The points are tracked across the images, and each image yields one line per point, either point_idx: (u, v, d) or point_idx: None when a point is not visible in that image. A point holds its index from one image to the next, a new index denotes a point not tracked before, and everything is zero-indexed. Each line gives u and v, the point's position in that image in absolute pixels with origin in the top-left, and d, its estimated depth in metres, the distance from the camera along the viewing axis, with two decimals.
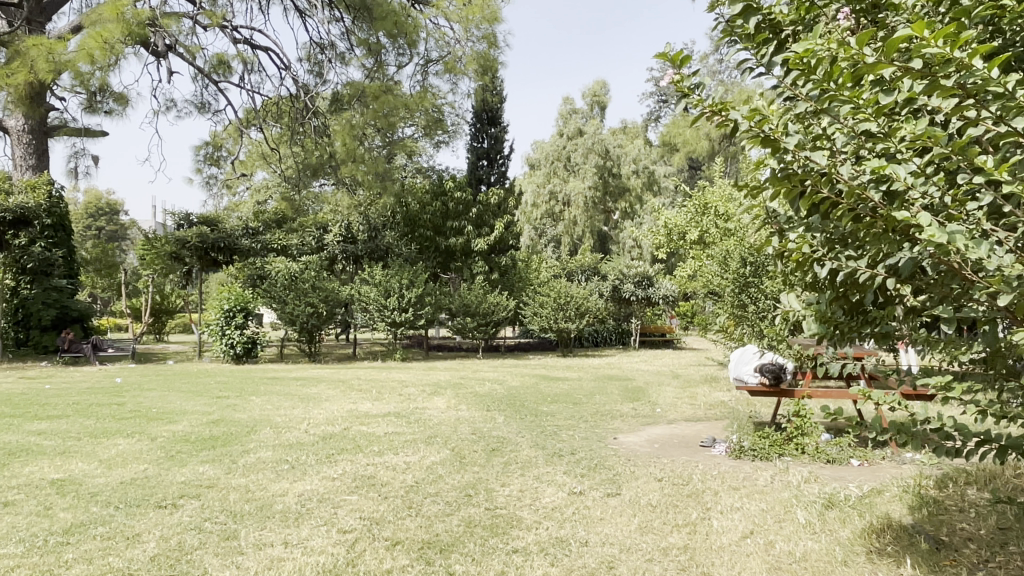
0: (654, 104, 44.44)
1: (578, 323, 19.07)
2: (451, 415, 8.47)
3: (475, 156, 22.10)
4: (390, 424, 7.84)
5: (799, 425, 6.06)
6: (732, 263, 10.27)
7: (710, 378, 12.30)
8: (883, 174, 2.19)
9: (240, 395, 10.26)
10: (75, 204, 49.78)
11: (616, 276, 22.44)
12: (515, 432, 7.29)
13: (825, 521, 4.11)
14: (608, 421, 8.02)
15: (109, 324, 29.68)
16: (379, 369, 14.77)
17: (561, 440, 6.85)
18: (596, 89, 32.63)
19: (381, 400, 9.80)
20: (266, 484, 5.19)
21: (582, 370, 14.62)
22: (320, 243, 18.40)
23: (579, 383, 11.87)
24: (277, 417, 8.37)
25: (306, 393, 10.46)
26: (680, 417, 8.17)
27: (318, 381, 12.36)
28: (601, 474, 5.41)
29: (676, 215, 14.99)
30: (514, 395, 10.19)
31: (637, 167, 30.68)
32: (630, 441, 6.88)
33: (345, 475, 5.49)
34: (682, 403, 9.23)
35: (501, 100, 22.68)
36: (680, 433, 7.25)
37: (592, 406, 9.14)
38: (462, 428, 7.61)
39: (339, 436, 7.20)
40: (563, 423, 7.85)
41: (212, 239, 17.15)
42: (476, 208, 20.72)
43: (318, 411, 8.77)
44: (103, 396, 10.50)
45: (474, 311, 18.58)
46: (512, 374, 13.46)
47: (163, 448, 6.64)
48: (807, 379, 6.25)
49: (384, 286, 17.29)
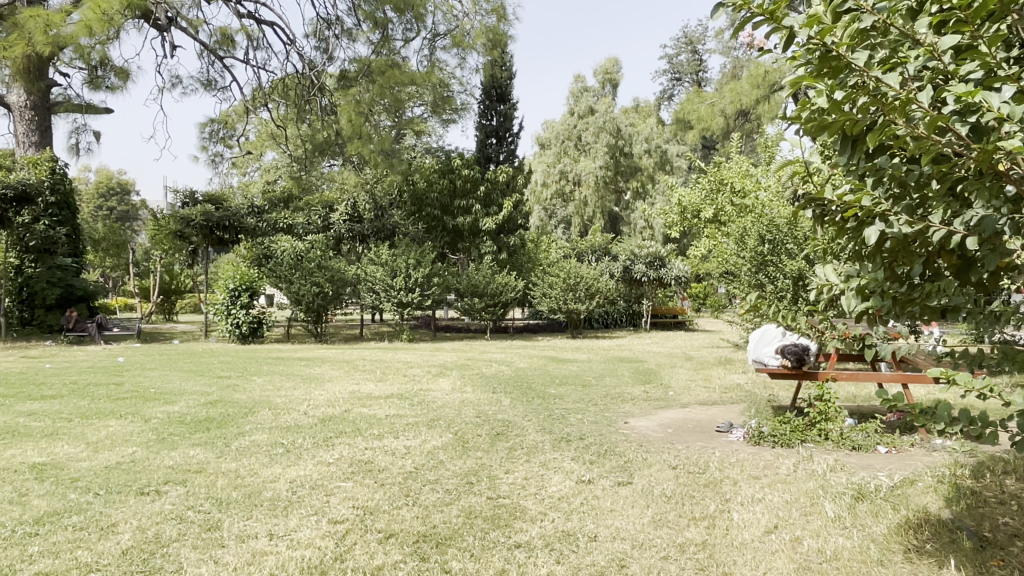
0: (667, 83, 43.69)
1: (588, 304, 18.71)
2: (456, 397, 8.20)
3: (484, 133, 21.68)
4: (392, 406, 7.57)
5: (823, 410, 5.74)
6: (750, 241, 9.89)
7: (724, 361, 11.95)
8: (975, 102, 1.79)
9: (241, 375, 10.02)
10: (85, 183, 49.68)
11: (627, 256, 22.06)
12: (522, 415, 7.00)
13: (855, 515, 3.78)
14: (619, 404, 7.70)
15: (118, 304, 29.66)
16: (385, 351, 14.51)
17: (570, 424, 6.54)
18: (608, 67, 32.05)
19: (384, 382, 9.54)
20: (258, 469, 4.92)
21: (592, 351, 14.31)
22: (326, 222, 18.10)
23: (589, 365, 11.56)
24: (277, 398, 8.10)
25: (309, 374, 10.20)
26: (694, 401, 7.84)
27: (322, 361, 12.11)
28: (612, 460, 5.10)
29: (689, 192, 14.57)
30: (522, 377, 9.89)
31: (649, 146, 30.14)
32: (642, 426, 6.56)
33: (342, 460, 5.20)
34: (696, 386, 8.90)
35: (511, 77, 22.20)
36: (695, 418, 6.93)
37: (602, 388, 8.83)
38: (466, 410, 7.32)
39: (339, 418, 6.92)
40: (572, 406, 7.54)
41: (217, 218, 16.88)
42: (485, 186, 20.33)
43: (320, 392, 8.50)
44: (102, 375, 10.29)
45: (482, 292, 18.25)
46: (520, 355, 13.16)
47: (156, 429, 6.39)
48: (833, 361, 5.90)
49: (390, 266, 16.99)
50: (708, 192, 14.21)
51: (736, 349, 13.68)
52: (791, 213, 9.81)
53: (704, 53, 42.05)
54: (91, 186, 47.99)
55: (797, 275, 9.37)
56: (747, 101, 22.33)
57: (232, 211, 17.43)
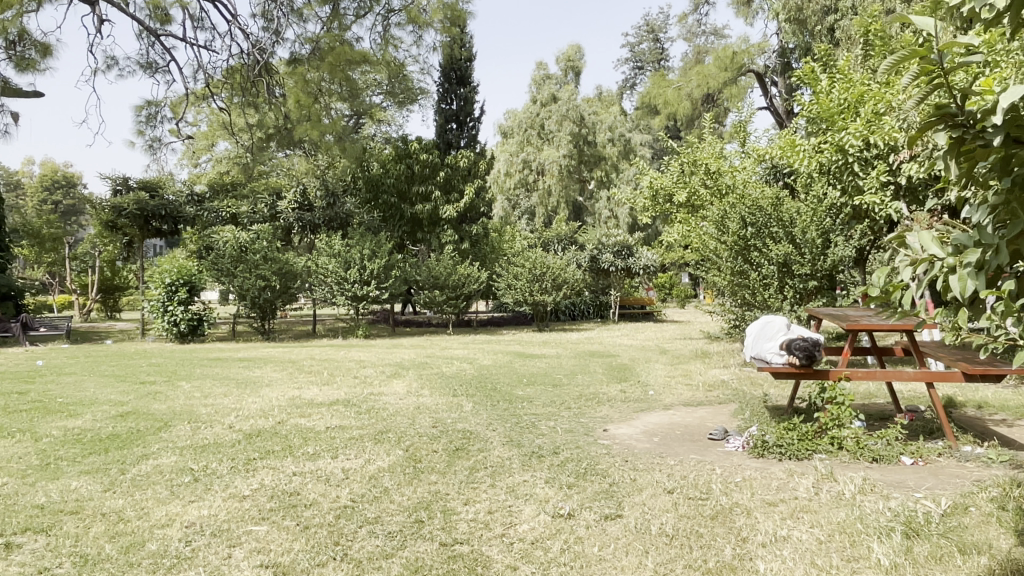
0: (630, 72, 43.02)
1: (555, 296, 17.83)
2: (410, 402, 7.22)
3: (443, 118, 20.61)
4: (336, 416, 6.55)
5: (835, 415, 4.94)
6: (730, 224, 9.04)
7: (702, 354, 11.18)
8: None
9: (169, 381, 8.90)
10: (27, 178, 47.44)
11: (594, 246, 21.24)
12: (485, 424, 6.06)
13: (915, 562, 2.93)
14: (596, 407, 6.81)
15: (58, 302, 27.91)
16: (339, 348, 13.38)
17: (542, 434, 5.62)
18: (570, 54, 31.11)
19: (332, 385, 8.49)
20: (147, 509, 3.88)
21: (560, 346, 13.44)
22: (273, 211, 16.88)
23: (558, 360, 10.64)
24: (205, 407, 7.04)
25: (247, 377, 9.12)
26: (678, 401, 6.99)
27: (265, 362, 10.98)
28: (594, 484, 4.19)
29: (661, 175, 13.71)
30: (485, 376, 8.95)
31: (613, 134, 29.37)
32: (623, 434, 5.69)
33: (260, 492, 4.20)
34: (677, 384, 8.06)
35: (472, 58, 21.16)
36: (684, 424, 6.05)
37: (575, 388, 7.92)
38: (421, 419, 6.35)
39: (269, 432, 5.88)
40: (542, 411, 6.62)
41: (153, 207, 15.52)
42: (444, 171, 19.22)
43: (254, 399, 7.44)
44: (9, 382, 9.01)
45: (443, 284, 17.21)
46: (483, 352, 12.24)
47: (42, 451, 5.27)
48: (846, 358, 5.06)
49: (343, 257, 15.86)
50: (681, 176, 13.40)
51: (713, 342, 12.94)
52: (775, 194, 9.02)
53: (666, 41, 41.46)
54: (33, 180, 45.70)
55: (783, 260, 8.56)
56: (714, 84, 21.70)
57: (171, 200, 16.11)
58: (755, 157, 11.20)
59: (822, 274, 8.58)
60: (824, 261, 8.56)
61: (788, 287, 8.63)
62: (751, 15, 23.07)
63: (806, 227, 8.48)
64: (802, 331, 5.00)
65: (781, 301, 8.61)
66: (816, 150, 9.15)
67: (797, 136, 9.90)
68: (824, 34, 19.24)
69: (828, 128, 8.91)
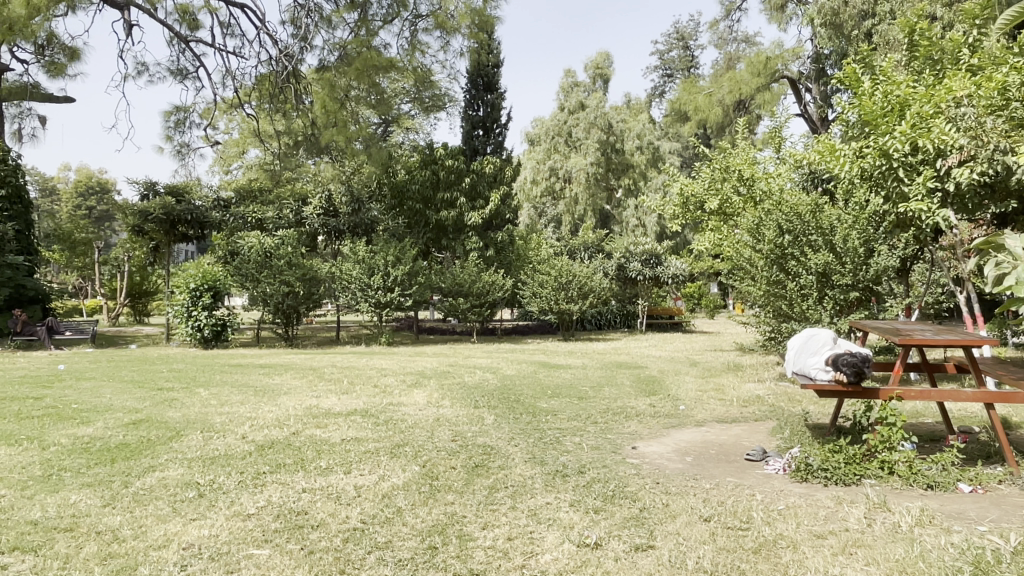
0: (658, 79, 42.63)
1: (581, 305, 17.48)
2: (430, 414, 6.95)
3: (469, 125, 20.44)
4: (353, 427, 6.30)
5: (885, 437, 4.58)
6: (767, 232, 8.65)
7: (733, 367, 10.79)
8: None
9: (186, 387, 8.73)
10: (62, 184, 48.22)
11: (621, 254, 20.90)
12: (507, 438, 5.77)
13: None
14: (625, 422, 6.49)
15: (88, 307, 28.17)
16: (361, 355, 13.18)
17: (568, 451, 5.32)
18: (598, 61, 30.84)
19: (351, 394, 8.26)
20: (145, 528, 3.65)
21: (586, 356, 13.10)
22: (299, 217, 16.77)
23: (584, 372, 10.32)
24: (219, 416, 6.84)
25: (264, 385, 8.92)
26: (710, 418, 6.64)
27: (286, 369, 10.80)
28: (623, 509, 3.88)
29: (692, 181, 13.33)
30: (508, 387, 8.66)
31: (641, 142, 29.04)
32: (653, 452, 5.36)
33: (266, 511, 3.94)
34: (709, 399, 7.69)
35: (499, 64, 20.97)
36: (718, 443, 5.71)
37: (602, 401, 7.60)
38: (440, 432, 6.08)
39: (282, 443, 5.64)
40: (566, 425, 6.31)
41: (179, 211, 15.48)
42: (470, 177, 18.98)
43: (270, 408, 7.23)
44: (27, 387, 8.91)
45: (467, 291, 16.97)
46: (507, 361, 11.95)
47: (48, 461, 5.09)
48: (897, 376, 4.70)
49: (367, 263, 15.70)
50: (713, 183, 13.01)
51: (744, 354, 12.53)
52: (813, 201, 8.64)
53: (696, 49, 41.02)
54: (67, 186, 46.37)
55: (823, 269, 8.17)
56: (746, 90, 21.35)
57: (197, 205, 16.08)
58: (789, 162, 10.81)
59: (864, 285, 8.20)
60: (866, 271, 8.20)
61: (827, 298, 8.24)
62: (784, 21, 22.60)
63: (848, 235, 8.10)
64: (850, 346, 4.64)
65: (821, 313, 8.21)
66: (856, 154, 8.76)
67: (834, 140, 9.51)
68: (861, 39, 18.77)
69: (870, 132, 8.52)
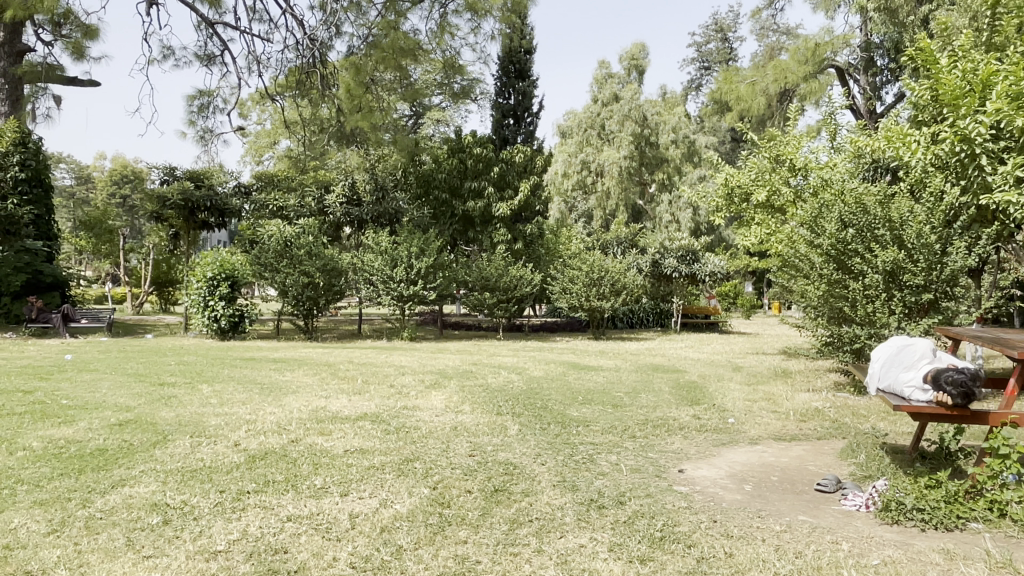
0: (695, 73, 41.45)
1: (613, 302, 16.62)
2: (449, 421, 6.25)
3: (500, 113, 19.74)
4: (361, 435, 5.62)
5: (995, 472, 3.72)
6: (827, 226, 7.85)
7: (781, 373, 9.92)
8: None
9: (189, 383, 8.11)
10: (98, 173, 48.44)
11: (656, 250, 20.02)
12: (533, 454, 5.04)
13: None
14: (668, 437, 5.70)
15: (121, 296, 28.37)
16: (380, 351, 12.50)
17: (604, 474, 4.56)
18: (634, 52, 29.83)
19: (364, 395, 7.58)
20: (85, 569, 2.95)
21: (618, 357, 12.28)
22: (321, 205, 16.18)
23: (617, 374, 9.55)
24: (216, 417, 6.19)
25: (273, 382, 8.28)
26: (765, 434, 5.85)
27: (299, 364, 10.15)
28: (676, 560, 3.12)
29: (739, 171, 12.44)
30: (535, 391, 7.92)
31: (677, 136, 28.08)
32: (704, 476, 4.60)
33: (238, 547, 3.24)
34: (761, 411, 6.86)
35: (531, 51, 20.16)
36: (779, 468, 4.90)
37: (639, 410, 6.84)
38: (458, 444, 5.36)
39: (278, 454, 4.96)
40: (600, 440, 5.54)
41: (198, 198, 14.98)
42: (499, 166, 18.17)
43: (272, 409, 6.57)
44: (24, 379, 8.37)
45: (494, 285, 16.23)
46: (534, 360, 11.20)
47: (8, 468, 4.46)
48: (1011, 398, 3.84)
49: (390, 255, 15.02)
50: (762, 173, 12.09)
51: (789, 360, 11.64)
52: (882, 191, 7.78)
53: (734, 41, 39.75)
54: (102, 176, 46.47)
55: (892, 267, 7.30)
56: (793, 80, 20.14)
57: (218, 192, 15.56)
58: (849, 150, 9.90)
59: (938, 286, 7.28)
60: (940, 270, 7.26)
61: (895, 300, 7.39)
62: (833, 7, 21.36)
63: (921, 230, 7.22)
64: (954, 361, 3.82)
65: (889, 317, 7.33)
66: (930, 140, 7.85)
67: (904, 125, 8.59)
68: (916, 26, 17.63)
69: (947, 112, 7.58)
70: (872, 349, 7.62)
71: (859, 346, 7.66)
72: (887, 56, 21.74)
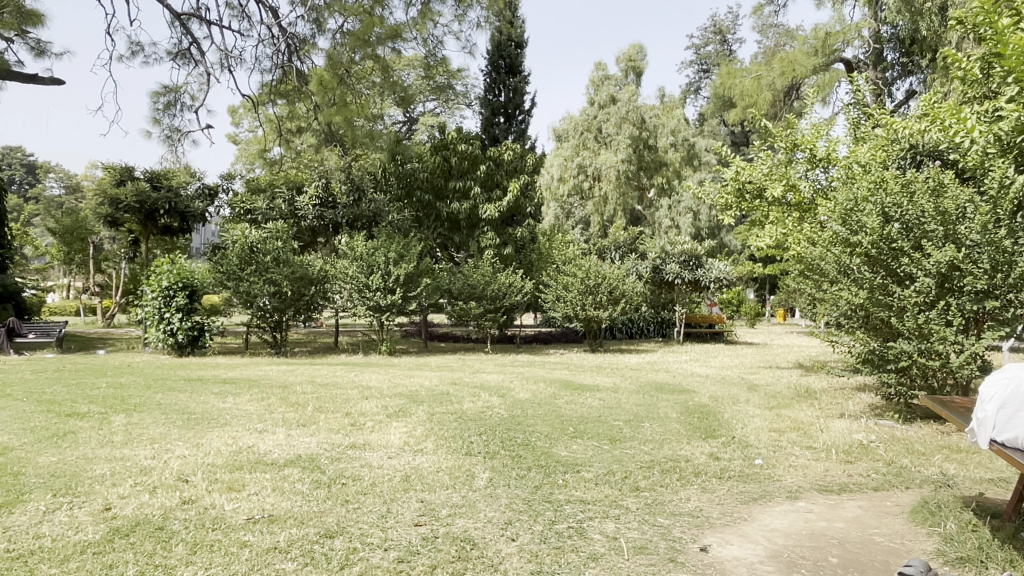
0: (694, 76, 40.23)
1: (611, 311, 15.30)
2: (404, 465, 4.98)
3: (490, 110, 18.48)
4: (278, 490, 4.30)
5: None
6: (866, 220, 6.56)
7: (804, 393, 8.61)
8: None
9: (104, 414, 6.78)
10: (85, 182, 47.11)
11: (657, 255, 18.70)
12: (500, 521, 3.74)
13: None
14: (681, 492, 4.36)
15: (101, 309, 27.19)
16: (351, 369, 11.14)
17: (596, 558, 3.24)
18: (632, 53, 28.55)
19: (309, 427, 6.27)
20: None
21: (617, 373, 10.96)
22: (293, 208, 14.91)
23: (618, 397, 8.24)
24: (104, 464, 4.87)
25: (204, 411, 6.96)
26: (805, 483, 4.56)
27: (251, 386, 8.81)
28: None
29: (750, 164, 11.17)
30: (517, 421, 6.60)
31: (676, 139, 26.85)
32: (736, 558, 3.31)
33: None
34: (792, 448, 5.54)
35: (522, 44, 18.86)
36: (837, 540, 3.58)
37: (643, 447, 5.54)
38: (403, 504, 4.04)
39: (152, 526, 3.65)
40: (593, 496, 4.23)
41: (156, 199, 13.74)
42: (486, 165, 16.86)
43: (183, 451, 5.25)
44: None
45: (480, 294, 14.93)
46: (523, 379, 9.89)
47: None
48: None
49: (366, 261, 13.75)
50: (776, 167, 10.89)
51: (808, 376, 10.37)
52: (931, 177, 6.51)
53: (734, 42, 38.56)
54: (92, 183, 45.11)
55: (946, 269, 6.04)
56: (801, 73, 18.78)
57: (180, 194, 14.27)
58: (882, 136, 8.62)
59: (1006, 292, 5.97)
60: (1007, 272, 5.94)
61: (951, 309, 6.08)
62: None
63: (984, 224, 5.93)
64: None
65: (944, 330, 6.04)
66: (989, 115, 6.58)
67: (955, 101, 7.36)
68: (934, 14, 16.40)
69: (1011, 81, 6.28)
70: (919, 368, 6.30)
71: (906, 365, 6.30)
72: (898, 50, 20.57)
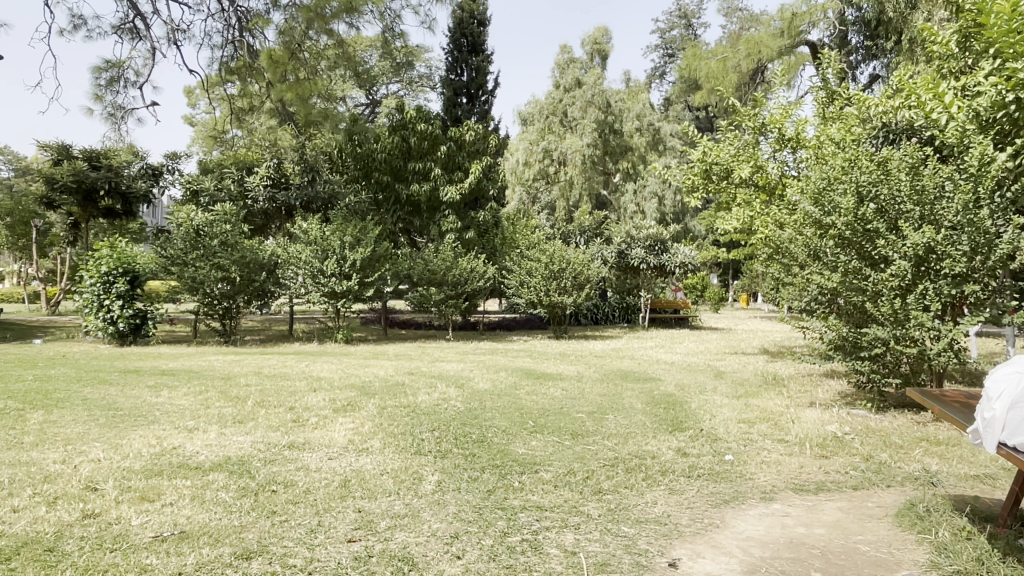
0: (659, 60, 39.93)
1: (575, 297, 14.93)
2: (344, 467, 4.51)
3: (451, 91, 17.90)
4: (197, 499, 3.82)
5: None
6: (841, 199, 6.23)
7: (772, 381, 8.33)
8: None
9: (19, 411, 6.16)
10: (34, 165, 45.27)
11: (623, 239, 18.36)
12: (443, 534, 3.31)
13: None
14: (647, 495, 3.97)
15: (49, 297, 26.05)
16: (303, 358, 10.60)
17: None
18: (597, 36, 28.11)
19: (245, 425, 5.75)
20: None
21: (580, 361, 10.59)
22: (242, 189, 14.23)
23: (581, 387, 7.86)
24: (4, 470, 4.31)
25: (133, 408, 6.38)
26: (781, 483, 4.22)
27: (190, 378, 8.23)
28: None
29: (717, 145, 10.83)
30: (473, 415, 6.16)
31: (642, 123, 26.54)
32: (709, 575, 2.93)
33: None
34: (763, 441, 5.21)
35: (484, 22, 18.28)
36: (820, 548, 3.23)
37: (606, 442, 5.16)
38: (336, 514, 3.59)
39: (40, 547, 3.14)
40: (551, 500, 3.83)
41: (95, 179, 12.99)
42: (447, 145, 16.31)
43: (97, 454, 4.70)
44: None
45: (441, 280, 14.42)
46: (483, 368, 9.45)
47: None
48: None
49: (320, 244, 13.15)
50: (743, 148, 10.57)
51: (776, 363, 10.12)
52: (907, 155, 6.21)
53: (699, 27, 38.35)
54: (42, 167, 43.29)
55: (923, 251, 5.76)
56: (768, 54, 18.52)
57: (122, 174, 13.49)
58: (855, 114, 8.34)
59: (984, 276, 5.71)
60: (986, 255, 5.67)
61: (929, 293, 5.79)
62: None
63: (965, 204, 5.64)
64: None
65: (922, 315, 5.74)
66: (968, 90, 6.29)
67: (933, 77, 7.10)
68: None
69: (992, 54, 5.99)
70: (895, 354, 6.03)
71: (882, 352, 6.01)
72: (862, 33, 20.46)
